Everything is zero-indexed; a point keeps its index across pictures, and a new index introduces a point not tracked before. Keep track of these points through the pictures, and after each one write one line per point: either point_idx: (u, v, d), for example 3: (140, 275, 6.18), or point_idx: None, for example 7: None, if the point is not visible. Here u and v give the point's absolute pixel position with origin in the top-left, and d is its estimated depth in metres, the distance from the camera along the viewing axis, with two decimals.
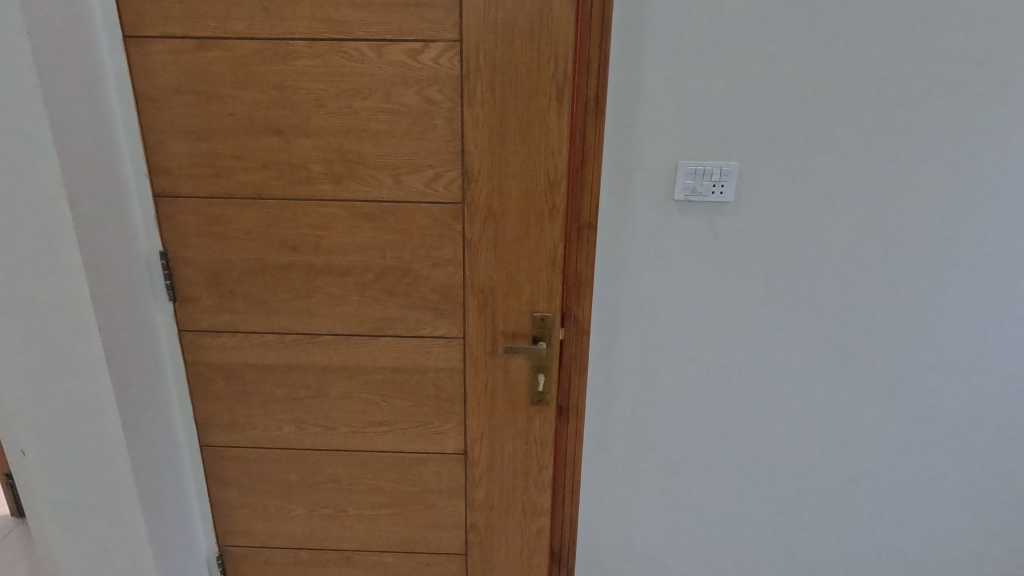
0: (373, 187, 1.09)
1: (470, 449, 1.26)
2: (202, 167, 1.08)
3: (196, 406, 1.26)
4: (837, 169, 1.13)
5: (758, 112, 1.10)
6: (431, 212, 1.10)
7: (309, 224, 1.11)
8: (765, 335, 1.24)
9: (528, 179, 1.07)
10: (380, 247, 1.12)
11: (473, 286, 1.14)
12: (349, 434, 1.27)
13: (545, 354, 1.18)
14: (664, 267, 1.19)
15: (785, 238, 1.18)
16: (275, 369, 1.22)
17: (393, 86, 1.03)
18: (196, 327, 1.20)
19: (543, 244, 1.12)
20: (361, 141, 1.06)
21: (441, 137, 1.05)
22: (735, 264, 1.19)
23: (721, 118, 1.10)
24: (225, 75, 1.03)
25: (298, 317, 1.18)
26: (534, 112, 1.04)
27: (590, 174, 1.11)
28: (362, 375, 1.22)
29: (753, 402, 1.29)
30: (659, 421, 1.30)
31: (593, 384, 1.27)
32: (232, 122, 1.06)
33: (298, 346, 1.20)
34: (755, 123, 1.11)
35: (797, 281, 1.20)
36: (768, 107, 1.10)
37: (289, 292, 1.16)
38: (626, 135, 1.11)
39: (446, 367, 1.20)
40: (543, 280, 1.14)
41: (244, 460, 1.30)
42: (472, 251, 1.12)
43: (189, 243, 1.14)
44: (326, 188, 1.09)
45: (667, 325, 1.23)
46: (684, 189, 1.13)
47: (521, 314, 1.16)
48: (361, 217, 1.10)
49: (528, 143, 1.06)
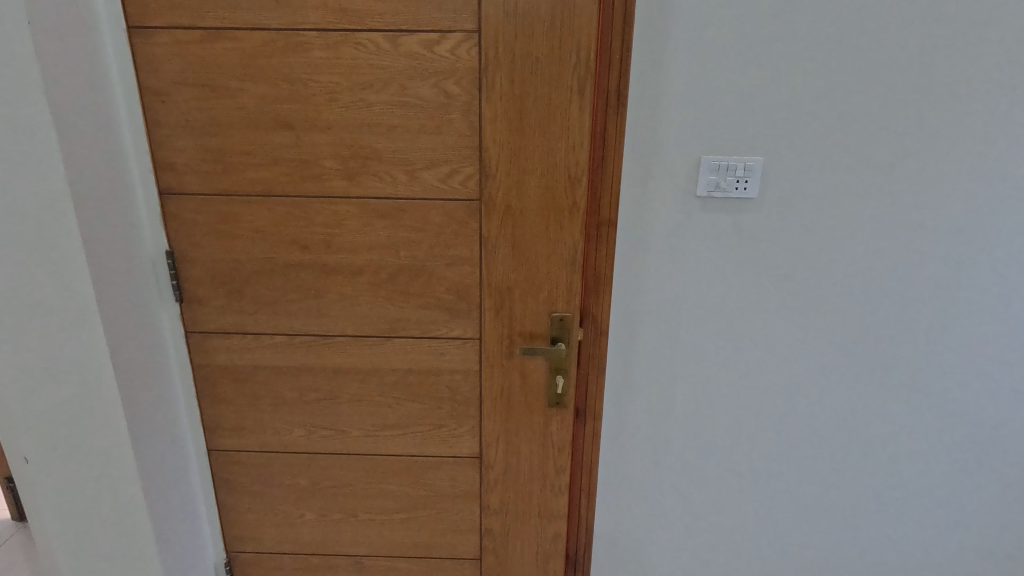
0: (387, 184, 1.05)
1: (485, 453, 1.23)
2: (210, 164, 1.04)
3: (203, 409, 1.23)
4: (864, 164, 1.10)
5: (784, 105, 1.06)
6: (447, 209, 1.06)
7: (321, 222, 1.07)
8: (787, 335, 1.21)
9: (548, 175, 1.04)
10: (394, 246, 1.09)
11: (490, 285, 1.10)
12: (361, 438, 1.23)
13: (564, 355, 1.14)
14: (685, 266, 1.16)
15: (810, 235, 1.14)
16: (285, 372, 1.19)
17: (409, 79, 0.99)
18: (203, 328, 1.16)
19: (562, 242, 1.08)
20: (374, 136, 1.02)
21: (458, 132, 1.02)
22: (758, 262, 1.16)
23: (746, 111, 1.06)
24: (234, 67, 0.99)
25: (309, 318, 1.14)
26: (555, 106, 1.00)
27: (611, 170, 1.08)
28: (375, 377, 1.18)
29: (774, 403, 1.26)
30: (678, 423, 1.27)
31: (611, 385, 1.24)
32: (241, 116, 1.02)
33: (308, 348, 1.17)
34: (781, 118, 1.07)
35: (821, 280, 1.17)
36: (795, 100, 1.06)
37: (300, 292, 1.13)
38: (648, 130, 1.07)
39: (461, 369, 1.17)
40: (562, 279, 1.10)
41: (252, 465, 1.27)
42: (489, 249, 1.08)
43: (195, 242, 1.10)
44: (338, 184, 1.05)
45: (687, 325, 1.20)
46: (707, 185, 1.10)
47: (539, 314, 1.13)
48: (374, 214, 1.07)
49: (549, 138, 1.02)
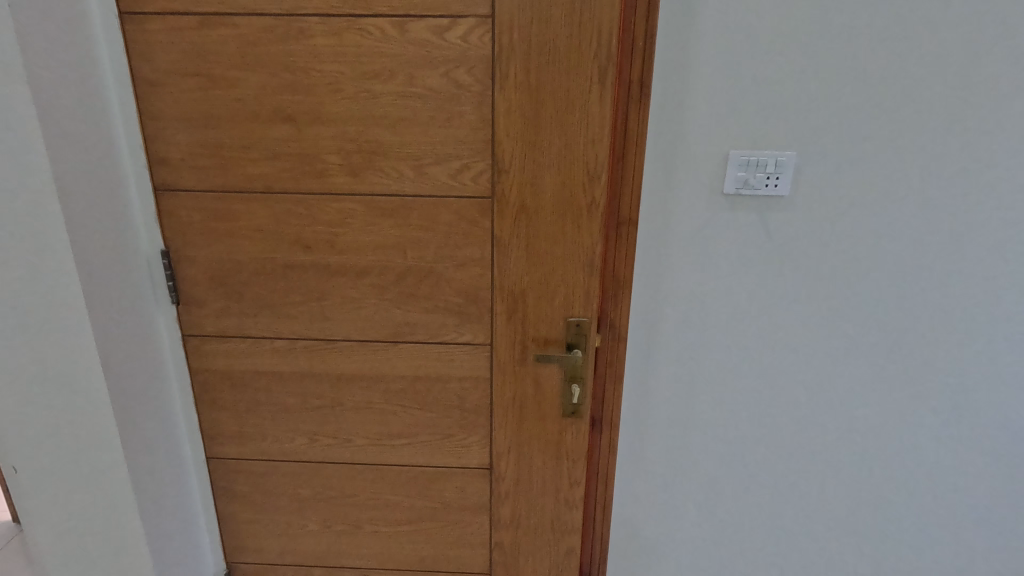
0: (393, 181, 0.99)
1: (496, 464, 1.17)
2: (207, 159, 0.99)
3: (202, 416, 1.17)
4: (909, 160, 1.01)
5: (822, 96, 0.98)
6: (457, 207, 1.00)
7: (324, 221, 1.02)
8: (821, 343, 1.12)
9: (565, 171, 0.97)
10: (401, 246, 1.03)
11: (502, 288, 1.04)
12: (366, 447, 1.18)
13: (580, 363, 1.08)
14: (710, 268, 1.08)
15: (847, 237, 1.06)
16: (286, 378, 1.13)
17: (417, 67, 0.92)
18: (201, 332, 1.11)
19: (580, 243, 1.01)
20: (380, 129, 0.96)
21: (469, 124, 0.95)
22: (790, 265, 1.08)
23: (779, 103, 0.99)
24: (231, 56, 0.93)
25: (311, 322, 1.09)
26: (573, 98, 0.93)
27: (632, 167, 1.01)
28: (380, 383, 1.12)
29: (804, 417, 1.17)
30: (699, 435, 1.20)
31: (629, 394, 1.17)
32: (239, 108, 0.96)
33: (310, 354, 1.11)
34: (818, 110, 0.99)
35: (858, 286, 1.08)
36: (833, 91, 0.98)
37: (302, 295, 1.07)
38: (671, 123, 1.00)
39: (471, 376, 1.11)
40: (579, 283, 1.04)
41: (253, 473, 1.22)
42: (501, 250, 1.02)
43: (192, 241, 1.04)
44: (342, 181, 0.99)
45: (711, 332, 1.13)
46: (735, 182, 1.02)
47: (554, 320, 1.06)
48: (380, 213, 1.01)
49: (566, 132, 0.95)
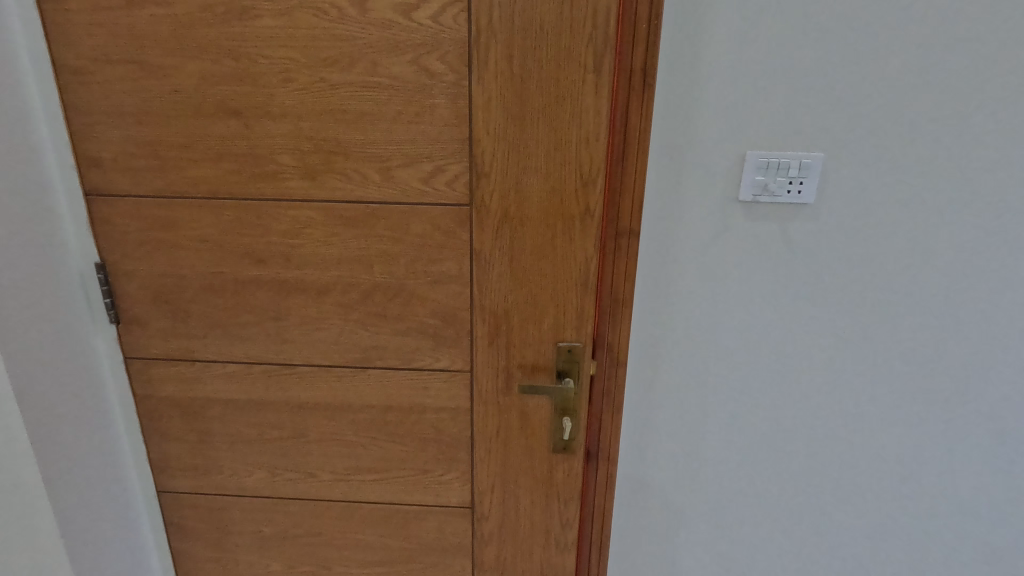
0: (356, 185, 0.85)
1: (478, 503, 1.04)
2: (143, 159, 0.86)
3: (150, 446, 1.05)
4: (959, 162, 0.87)
5: (854, 87, 0.84)
6: (430, 216, 0.86)
7: (278, 231, 0.88)
8: (848, 372, 0.98)
9: (555, 175, 0.83)
10: (366, 259, 0.89)
11: (483, 308, 0.91)
12: (334, 482, 1.05)
13: (573, 394, 0.95)
14: (722, 285, 0.95)
15: (881, 252, 0.92)
16: (242, 405, 1.01)
17: (381, 53, 0.79)
18: (145, 354, 0.98)
19: (571, 258, 0.88)
20: (340, 125, 0.83)
21: (442, 120, 0.82)
22: (813, 284, 0.94)
23: (805, 96, 0.85)
24: (165, 39, 0.80)
25: (268, 344, 0.96)
26: (563, 89, 0.80)
27: (634, 168, 0.87)
28: (347, 413, 1.00)
29: (826, 452, 1.04)
30: (707, 469, 1.07)
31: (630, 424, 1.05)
32: (177, 101, 0.83)
33: (268, 379, 0.98)
34: (850, 103, 0.85)
35: (893, 308, 0.94)
36: (868, 81, 0.84)
37: (256, 313, 0.94)
38: (679, 120, 0.88)
39: (449, 406, 0.98)
40: (570, 302, 0.90)
41: (209, 509, 1.09)
42: (482, 265, 0.88)
43: (130, 253, 0.91)
44: (298, 185, 0.86)
45: (723, 357, 0.99)
46: (752, 188, 0.89)
47: (542, 344, 0.93)
48: (342, 222, 0.87)
49: (556, 128, 0.81)
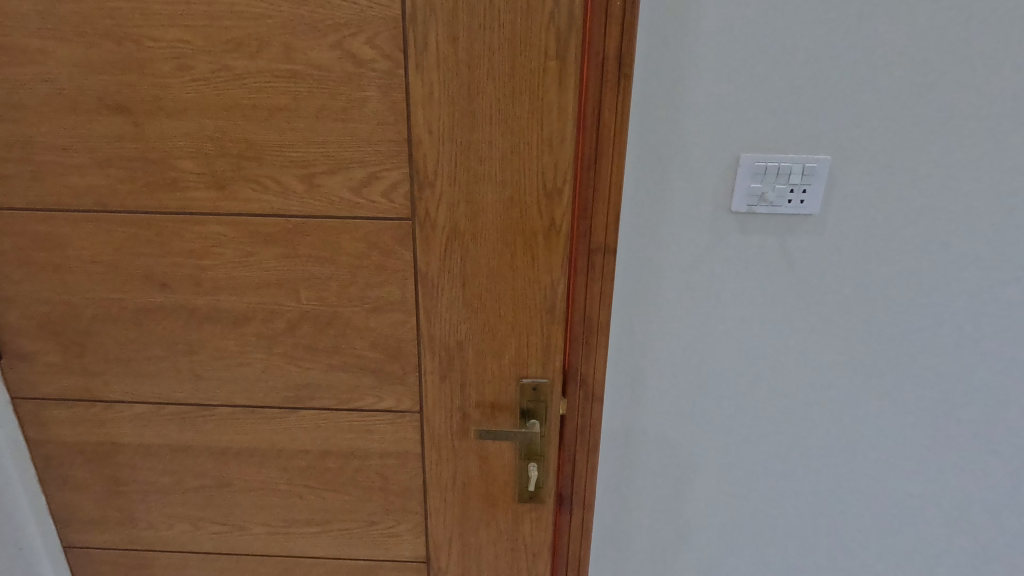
0: (274, 195, 0.71)
1: (434, 558, 0.91)
2: (13, 165, 0.71)
3: (51, 497, 0.90)
4: (982, 167, 0.75)
5: (866, 79, 0.72)
6: (364, 233, 0.72)
7: (184, 250, 0.74)
8: (853, 406, 0.86)
9: (513, 184, 0.69)
10: (291, 284, 0.75)
11: (432, 340, 0.77)
12: (267, 536, 0.91)
13: (539, 437, 0.81)
14: (711, 309, 0.82)
15: (893, 270, 0.80)
16: (155, 451, 0.86)
17: (295, 35, 0.64)
18: (36, 394, 0.83)
19: (535, 281, 0.74)
20: (252, 124, 0.68)
21: (376, 117, 0.67)
22: (815, 306, 0.82)
23: (808, 88, 0.72)
24: (28, 17, 0.65)
25: (180, 382, 0.81)
26: (520, 79, 0.65)
27: (610, 175, 0.73)
28: (278, 458, 0.86)
29: (828, 494, 0.92)
30: (695, 514, 0.94)
31: (606, 464, 0.92)
32: (48, 93, 0.67)
33: (184, 421, 0.84)
34: (860, 99, 0.72)
35: (905, 333, 0.82)
36: (882, 72, 0.71)
37: (163, 347, 0.79)
38: (660, 116, 0.74)
39: (396, 450, 0.84)
40: (535, 333, 0.76)
41: (125, 567, 0.95)
42: (428, 291, 0.74)
43: (8, 276, 0.76)
44: (204, 196, 0.71)
45: (712, 390, 0.87)
46: (747, 197, 0.76)
47: (503, 381, 0.79)
48: (259, 240, 0.73)
49: (513, 128, 0.67)
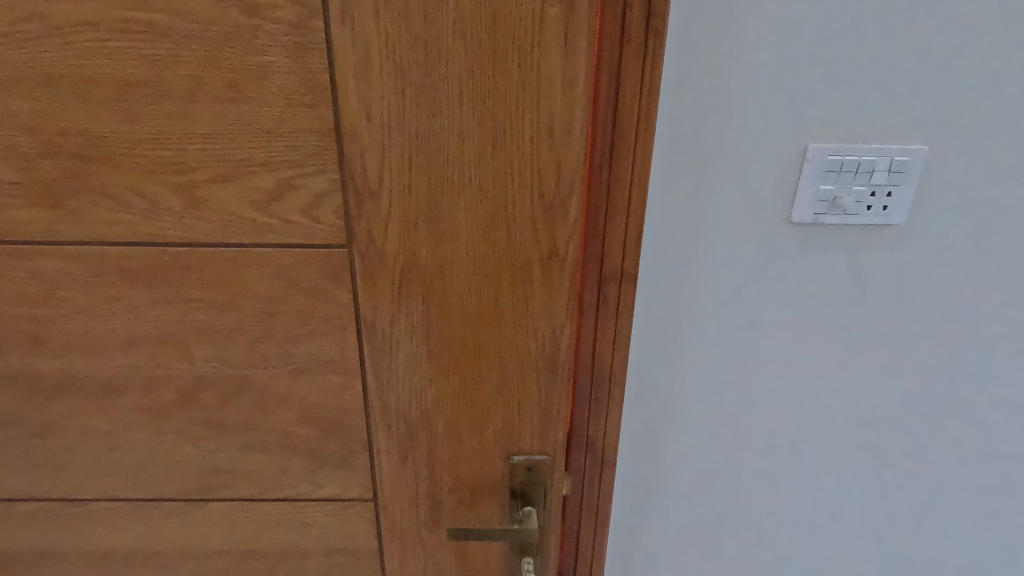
0: (139, 214, 0.47)
1: None
2: None
3: None
4: None
5: (953, 52, 0.57)
6: (280, 266, 0.50)
7: (13, 294, 0.50)
8: (901, 440, 0.75)
9: (495, 194, 0.47)
10: (178, 340, 0.52)
11: (387, 409, 0.55)
12: None
13: (536, 527, 0.61)
14: (753, 339, 0.68)
15: (966, 283, 0.66)
16: (12, 559, 0.63)
17: None
18: None
19: (529, 329, 0.52)
20: (91, 107, 0.44)
21: (284, 96, 0.44)
22: (873, 331, 0.68)
23: (892, 67, 0.57)
24: None
25: (35, 472, 0.58)
26: (504, 36, 0.43)
27: (630, 181, 0.53)
28: (185, 561, 0.63)
29: (867, 529, 0.81)
30: (718, 557, 0.83)
31: (618, 512, 0.79)
32: None
33: (47, 521, 0.61)
34: (945, 77, 0.58)
35: (971, 353, 0.70)
36: (971, 42, 0.57)
37: (3, 427, 0.56)
38: (702, 107, 0.58)
39: (345, 546, 0.63)
40: (529, 396, 0.55)
41: None
42: (378, 344, 0.53)
43: None
44: (31, 216, 0.47)
45: (747, 428, 0.74)
46: (817, 201, 0.62)
47: (485, 459, 0.58)
48: (123, 278, 0.50)
49: (494, 110, 0.45)
